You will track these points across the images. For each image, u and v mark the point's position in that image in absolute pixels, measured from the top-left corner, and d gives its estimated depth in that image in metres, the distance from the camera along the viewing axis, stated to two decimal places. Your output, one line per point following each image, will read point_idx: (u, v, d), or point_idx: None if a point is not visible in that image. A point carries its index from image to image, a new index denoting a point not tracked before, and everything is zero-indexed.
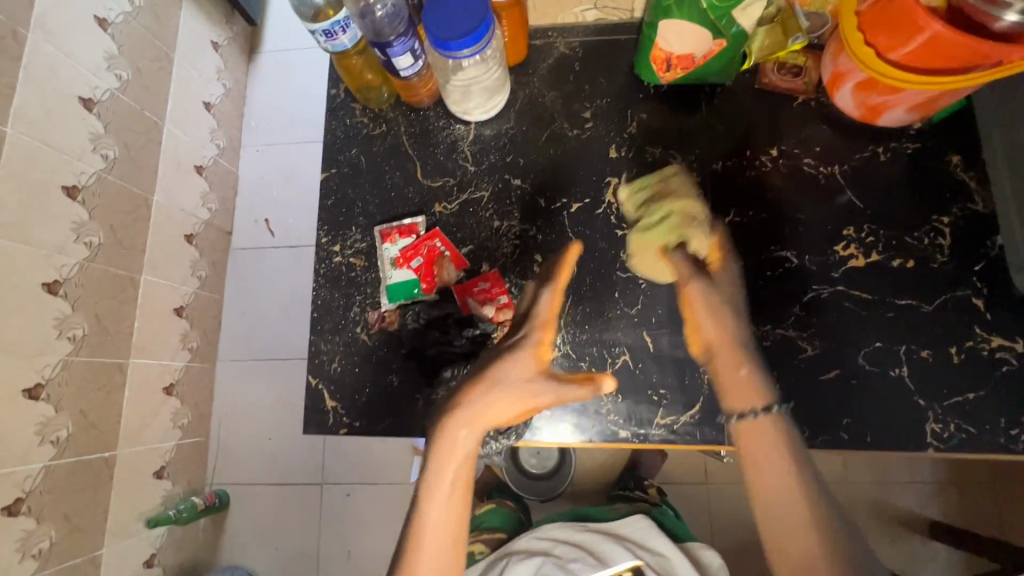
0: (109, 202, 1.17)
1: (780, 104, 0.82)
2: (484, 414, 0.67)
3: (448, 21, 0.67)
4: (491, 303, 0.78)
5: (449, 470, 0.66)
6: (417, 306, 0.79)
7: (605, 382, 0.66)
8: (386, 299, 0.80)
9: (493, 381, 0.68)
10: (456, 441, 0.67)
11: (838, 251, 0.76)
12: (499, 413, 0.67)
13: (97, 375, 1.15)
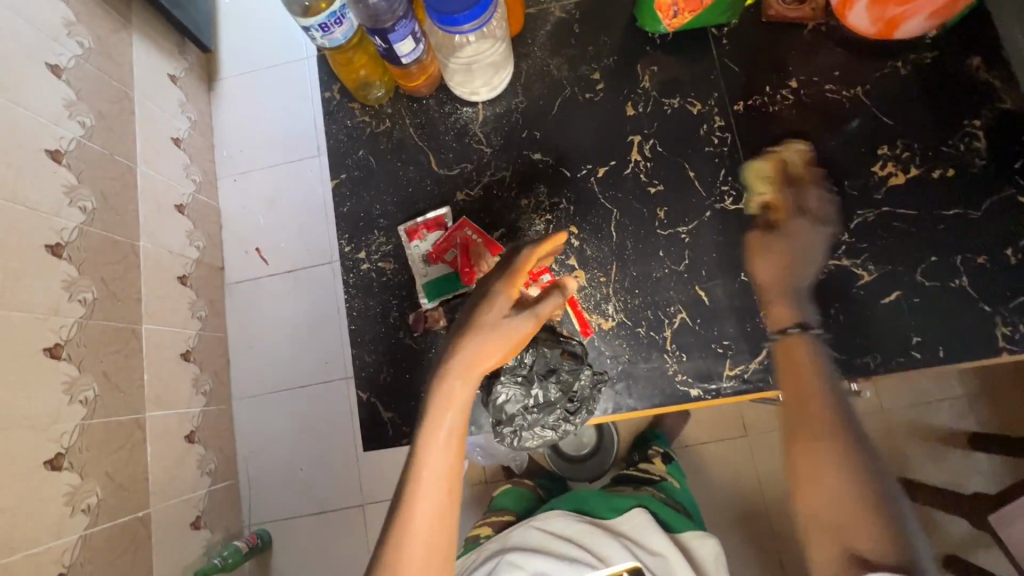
0: (95, 254, 1.11)
1: (792, 35, 0.80)
2: (464, 367, 0.61)
3: None
4: (535, 283, 0.76)
5: (434, 443, 0.59)
6: (461, 300, 0.77)
7: (571, 284, 0.69)
8: (425, 298, 0.77)
9: (479, 330, 0.62)
10: (440, 403, 0.60)
11: (876, 172, 0.74)
12: (488, 356, 0.61)
13: (117, 434, 1.10)
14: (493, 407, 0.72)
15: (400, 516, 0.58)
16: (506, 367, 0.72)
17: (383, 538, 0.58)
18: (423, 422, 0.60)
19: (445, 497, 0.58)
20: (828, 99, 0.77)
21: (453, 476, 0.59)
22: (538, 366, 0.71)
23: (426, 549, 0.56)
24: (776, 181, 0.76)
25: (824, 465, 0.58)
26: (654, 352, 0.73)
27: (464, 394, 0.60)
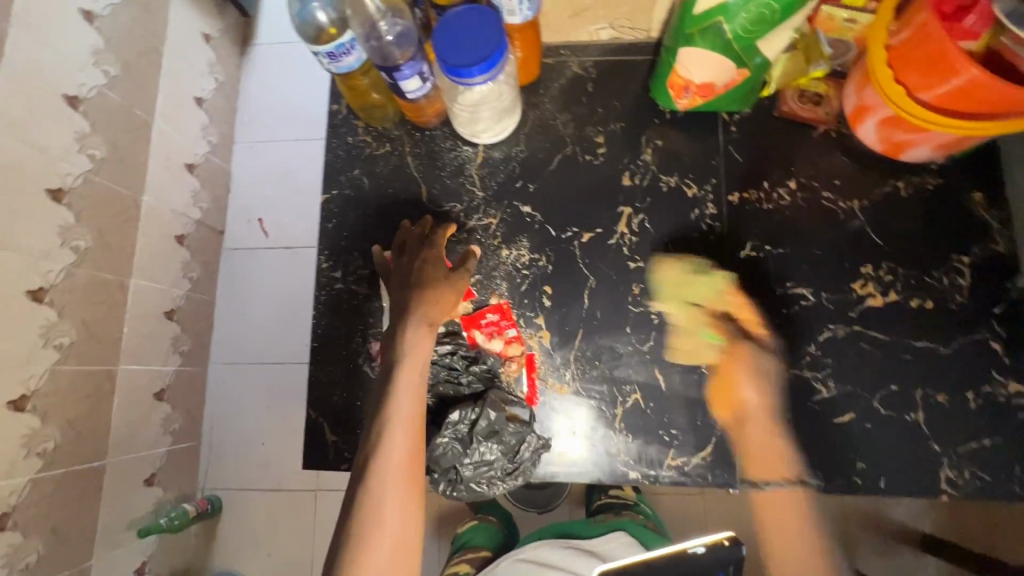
0: (93, 205, 1.13)
1: (800, 134, 0.79)
2: (427, 316, 0.70)
3: (459, 44, 0.64)
4: (499, 337, 0.75)
5: (408, 379, 0.67)
6: None
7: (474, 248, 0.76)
8: None
9: (432, 284, 0.71)
10: (411, 346, 0.69)
11: (855, 289, 0.74)
12: (438, 308, 0.71)
13: (85, 383, 1.14)
14: (430, 457, 0.72)
15: (377, 445, 0.64)
16: (450, 420, 0.72)
17: (359, 470, 0.64)
18: (396, 362, 0.68)
19: (413, 425, 0.65)
20: (823, 206, 0.77)
21: (421, 407, 0.67)
22: (481, 425, 0.72)
23: (401, 473, 0.63)
24: (754, 279, 0.75)
25: (794, 540, 0.63)
26: (600, 426, 0.73)
27: (430, 337, 0.70)
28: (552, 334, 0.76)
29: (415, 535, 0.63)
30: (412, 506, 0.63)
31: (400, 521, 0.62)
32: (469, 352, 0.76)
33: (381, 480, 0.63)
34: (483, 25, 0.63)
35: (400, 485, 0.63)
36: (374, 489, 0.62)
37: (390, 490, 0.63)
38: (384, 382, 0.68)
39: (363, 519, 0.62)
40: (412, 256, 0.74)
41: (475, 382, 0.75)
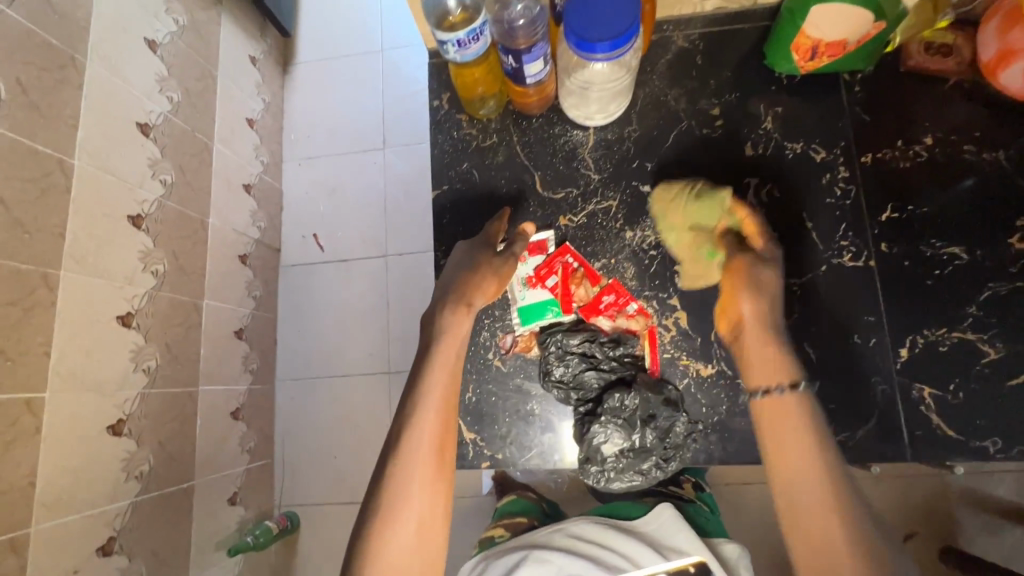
0: (171, 227, 1.25)
1: (931, 88, 0.76)
2: (466, 293, 0.67)
3: (594, 19, 0.62)
4: (622, 315, 0.74)
5: (442, 357, 0.64)
6: (556, 330, 0.74)
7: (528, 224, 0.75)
8: (519, 321, 0.75)
9: (477, 267, 0.70)
10: (447, 325, 0.66)
11: (1012, 243, 0.70)
12: (481, 286, 0.68)
13: (170, 406, 1.22)
14: (589, 449, 0.71)
15: (405, 422, 0.62)
16: (606, 409, 0.72)
17: (387, 447, 0.62)
18: (431, 340, 0.65)
19: (444, 405, 0.62)
20: (965, 160, 0.73)
21: (454, 386, 0.64)
22: (639, 411, 0.71)
23: (429, 452, 0.61)
24: (900, 242, 0.72)
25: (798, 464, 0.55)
26: None
27: (468, 317, 0.67)
28: (689, 315, 0.73)
29: (440, 519, 0.60)
30: (437, 485, 0.60)
31: (424, 503, 0.59)
32: (606, 338, 0.74)
33: (409, 459, 0.60)
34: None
35: (427, 464, 0.60)
36: (399, 468, 0.60)
37: (417, 469, 0.60)
38: (417, 360, 0.65)
39: (388, 500, 0.59)
40: (471, 249, 0.73)
41: (619, 368, 0.74)
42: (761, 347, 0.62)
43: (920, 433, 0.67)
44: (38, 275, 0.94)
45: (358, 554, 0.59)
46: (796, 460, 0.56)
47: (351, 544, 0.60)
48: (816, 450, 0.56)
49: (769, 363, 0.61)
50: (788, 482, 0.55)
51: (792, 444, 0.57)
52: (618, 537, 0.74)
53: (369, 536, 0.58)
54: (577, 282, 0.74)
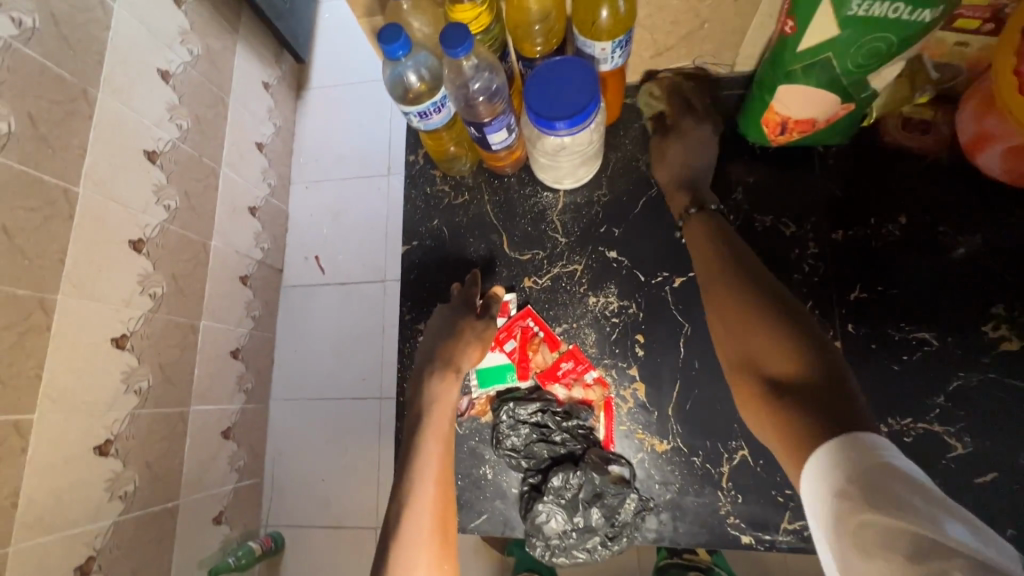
0: (172, 252, 1.28)
1: (907, 165, 0.74)
2: (453, 360, 0.68)
3: (552, 99, 0.62)
4: (578, 384, 0.73)
5: (434, 429, 0.63)
6: (512, 396, 0.74)
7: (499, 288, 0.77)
8: (476, 382, 0.75)
9: (460, 333, 0.70)
10: (436, 393, 0.66)
11: (986, 332, 0.67)
12: (465, 354, 0.69)
13: (160, 427, 1.25)
14: (530, 521, 0.71)
15: (402, 505, 0.58)
16: (550, 485, 0.70)
17: (387, 537, 0.58)
18: (422, 410, 0.65)
19: (441, 480, 0.60)
20: (940, 241, 0.71)
21: (448, 459, 0.62)
22: (583, 489, 0.70)
23: (431, 535, 0.57)
24: (866, 323, 0.70)
25: (722, 304, 0.59)
26: (706, 487, 0.68)
27: (456, 383, 0.67)
28: (647, 386, 0.72)
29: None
30: (442, 563, 0.56)
31: None
32: (559, 409, 0.73)
33: (412, 546, 0.56)
34: (573, 70, 0.62)
35: (430, 548, 0.56)
36: (402, 557, 0.56)
37: (420, 556, 0.56)
38: (408, 437, 0.64)
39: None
40: (452, 312, 0.73)
41: (570, 442, 0.72)
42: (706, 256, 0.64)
43: None
44: (34, 300, 0.97)
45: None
46: (744, 325, 0.57)
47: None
48: (730, 276, 0.60)
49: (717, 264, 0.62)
50: (745, 353, 0.56)
51: (740, 326, 0.57)
52: None
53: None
54: (535, 347, 0.75)
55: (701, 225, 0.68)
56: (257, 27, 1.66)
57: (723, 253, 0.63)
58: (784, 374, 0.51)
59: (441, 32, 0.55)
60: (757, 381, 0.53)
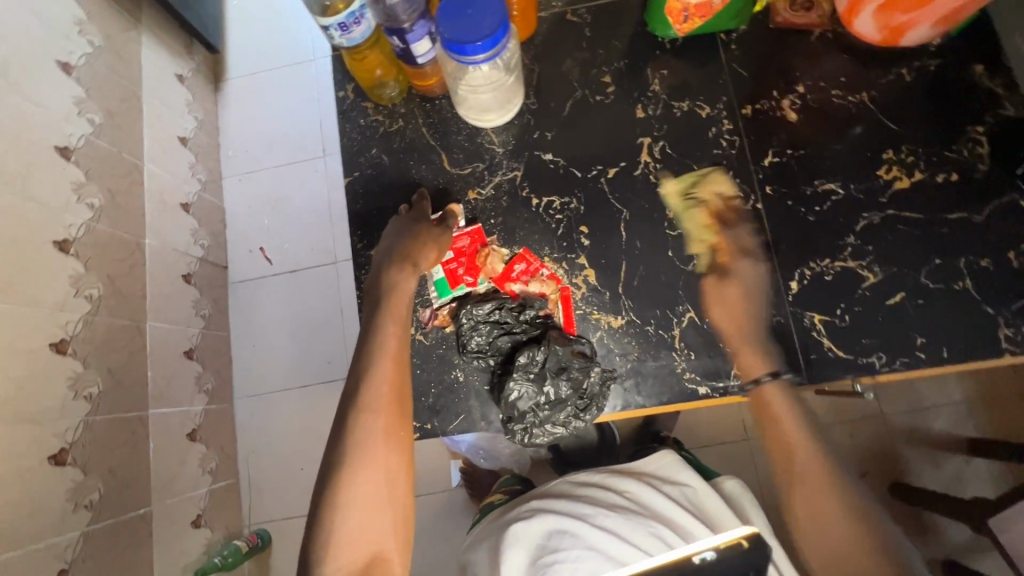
0: (103, 251, 1.22)
1: (797, 42, 0.81)
2: (411, 252, 0.70)
3: (461, 24, 0.65)
4: (534, 279, 0.76)
5: (392, 312, 0.65)
6: (468, 302, 0.77)
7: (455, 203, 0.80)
8: (435, 294, 0.77)
9: (417, 236, 0.73)
10: (393, 281, 0.68)
11: (881, 176, 0.76)
12: (425, 251, 0.71)
13: (119, 431, 1.20)
14: (505, 403, 0.74)
15: (361, 376, 0.60)
16: (518, 364, 0.73)
17: (344, 406, 0.59)
18: (381, 295, 0.67)
19: (399, 354, 0.62)
20: (834, 103, 0.79)
21: (407, 339, 0.64)
22: (549, 363, 0.73)
23: (389, 401, 0.59)
24: (782, 183, 0.77)
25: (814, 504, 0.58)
26: (662, 350, 0.74)
27: (414, 276, 0.69)
28: (597, 272, 0.77)
29: (407, 471, 0.58)
30: (395, 429, 0.59)
31: (385, 451, 0.57)
32: (513, 304, 0.76)
33: (369, 410, 0.58)
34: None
35: (390, 413, 0.59)
36: (360, 420, 0.58)
37: (378, 420, 0.58)
38: (365, 319, 0.65)
39: (350, 455, 0.56)
40: (408, 222, 0.75)
41: (530, 328, 0.76)
42: (792, 430, 0.62)
43: (813, 357, 0.72)
44: None
45: (320, 520, 0.54)
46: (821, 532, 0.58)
47: (309, 513, 0.56)
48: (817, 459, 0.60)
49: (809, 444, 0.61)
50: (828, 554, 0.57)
51: (826, 533, 0.57)
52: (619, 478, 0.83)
53: (333, 496, 0.55)
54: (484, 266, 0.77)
55: (780, 387, 0.65)
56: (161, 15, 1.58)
57: (809, 439, 0.62)
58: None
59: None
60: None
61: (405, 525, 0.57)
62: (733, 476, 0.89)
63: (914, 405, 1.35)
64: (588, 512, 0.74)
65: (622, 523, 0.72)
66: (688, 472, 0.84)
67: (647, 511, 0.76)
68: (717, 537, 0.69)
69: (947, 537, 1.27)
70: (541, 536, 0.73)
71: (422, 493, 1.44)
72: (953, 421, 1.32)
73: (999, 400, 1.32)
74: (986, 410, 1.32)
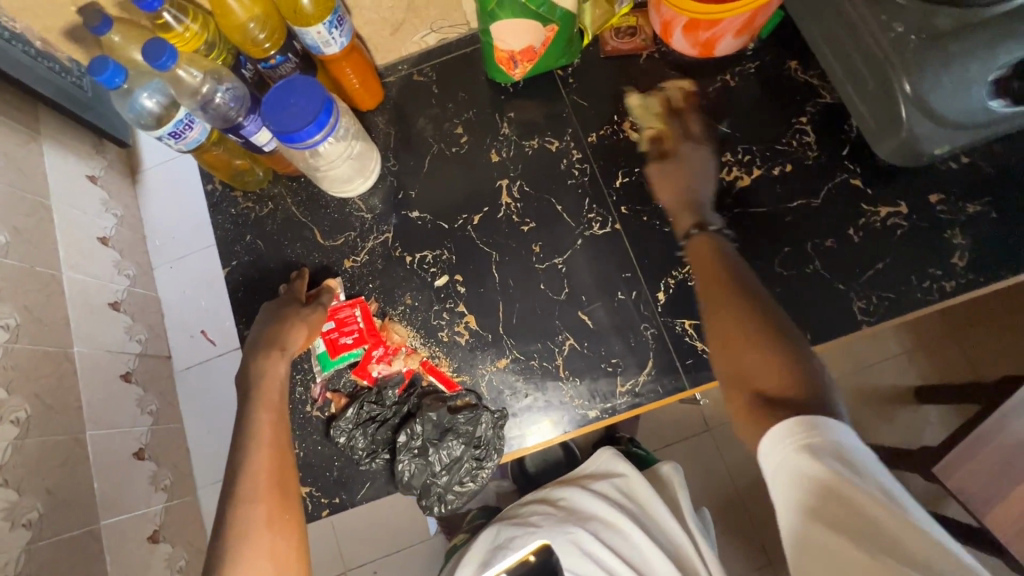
0: (24, 368, 1.06)
1: (628, 66, 0.86)
2: (283, 337, 0.73)
3: (285, 115, 0.67)
4: (397, 357, 0.78)
5: (263, 403, 0.69)
6: (364, 398, 0.77)
7: (332, 280, 0.82)
8: (319, 367, 0.78)
9: (288, 319, 0.75)
10: (262, 370, 0.71)
11: (724, 177, 0.80)
12: (291, 334, 0.73)
13: (67, 552, 1.05)
14: (402, 484, 0.76)
15: (238, 470, 0.65)
16: (399, 443, 0.75)
17: (223, 502, 0.63)
18: (252, 388, 0.70)
19: (275, 444, 0.68)
20: (671, 117, 0.84)
21: (282, 425, 0.70)
22: (428, 432, 0.75)
23: (269, 489, 0.64)
24: (635, 201, 0.81)
25: (726, 331, 0.64)
26: (549, 381, 0.76)
27: (283, 359, 0.73)
28: (476, 316, 0.79)
29: (296, 551, 0.63)
30: (277, 516, 0.63)
31: (269, 540, 0.62)
32: (394, 381, 0.78)
33: (249, 501, 0.63)
34: (299, 84, 0.67)
35: (271, 500, 0.64)
36: (242, 513, 0.62)
37: (260, 508, 0.63)
38: (239, 413, 0.69)
39: (233, 552, 0.60)
40: (279, 306, 0.77)
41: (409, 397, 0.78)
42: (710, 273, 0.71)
43: (691, 361, 0.75)
44: None
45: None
46: (737, 353, 0.62)
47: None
48: (736, 285, 0.68)
49: (726, 284, 0.68)
50: (741, 371, 0.60)
51: (738, 358, 0.61)
52: (557, 490, 0.90)
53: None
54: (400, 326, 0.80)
55: (707, 245, 0.74)
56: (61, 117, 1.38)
57: (726, 271, 0.70)
58: (773, 387, 0.57)
59: (144, 48, 0.60)
60: (746, 393, 0.59)
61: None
62: (671, 459, 0.93)
63: (854, 367, 1.39)
64: (512, 536, 0.85)
65: (539, 541, 0.82)
66: (618, 468, 0.89)
67: (573, 518, 0.84)
68: (522, 560, 0.82)
69: (913, 488, 1.30)
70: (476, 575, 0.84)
71: (398, 550, 1.41)
72: (895, 374, 1.37)
73: (933, 346, 1.37)
74: (925, 357, 1.37)
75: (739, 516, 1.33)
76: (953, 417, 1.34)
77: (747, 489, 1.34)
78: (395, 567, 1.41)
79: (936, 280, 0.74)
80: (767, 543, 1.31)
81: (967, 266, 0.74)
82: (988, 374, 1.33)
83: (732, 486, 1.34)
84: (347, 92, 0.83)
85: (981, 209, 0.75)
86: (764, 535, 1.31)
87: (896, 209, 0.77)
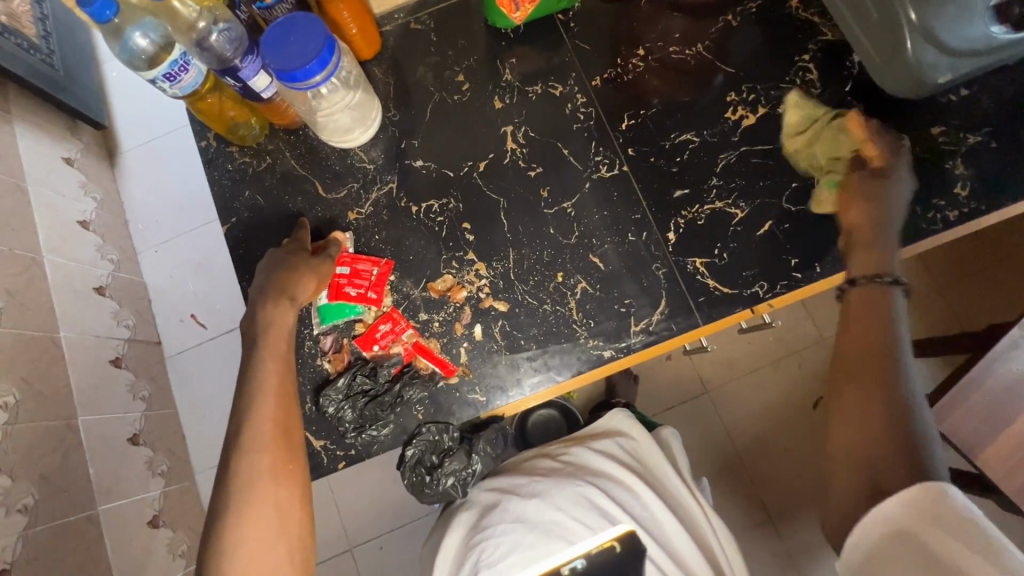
0: (6, 357, 0.97)
1: (628, 9, 0.85)
2: (291, 285, 0.72)
3: (284, 51, 0.64)
4: (397, 342, 0.77)
5: (270, 350, 0.69)
6: (364, 364, 0.76)
7: (338, 232, 0.80)
8: (319, 320, 0.77)
9: (295, 266, 0.73)
10: (273, 320, 0.70)
11: (729, 117, 0.80)
12: (298, 283, 0.72)
13: (66, 539, 0.98)
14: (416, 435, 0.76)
15: (244, 419, 0.64)
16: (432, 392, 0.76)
17: (233, 451, 0.63)
18: (258, 335, 0.70)
19: (281, 392, 0.66)
20: (674, 59, 0.83)
21: (289, 374, 0.69)
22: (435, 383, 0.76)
23: (274, 439, 0.63)
24: (642, 143, 0.81)
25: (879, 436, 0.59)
26: (562, 328, 0.76)
27: (293, 309, 0.72)
28: (486, 263, 0.78)
29: (298, 502, 0.63)
30: (282, 470, 0.63)
31: (273, 490, 0.61)
32: (394, 359, 0.77)
33: (255, 450, 0.62)
34: (297, 21, 0.65)
35: (276, 450, 0.63)
36: (243, 462, 0.62)
37: (264, 459, 0.62)
38: (245, 362, 0.69)
39: (236, 497, 0.60)
40: (287, 252, 0.76)
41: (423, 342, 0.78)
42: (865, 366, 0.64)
43: (703, 299, 0.75)
44: None
45: (212, 562, 0.59)
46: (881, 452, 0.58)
47: (205, 553, 0.60)
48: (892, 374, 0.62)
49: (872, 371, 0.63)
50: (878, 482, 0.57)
51: (871, 454, 0.59)
52: (567, 444, 0.87)
53: (223, 538, 0.59)
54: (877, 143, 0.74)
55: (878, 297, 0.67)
56: (30, 96, 1.27)
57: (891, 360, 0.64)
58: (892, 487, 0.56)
59: None
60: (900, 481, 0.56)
61: (302, 553, 0.62)
62: (671, 424, 0.93)
63: None
64: (518, 484, 0.80)
65: (548, 488, 0.77)
66: (640, 431, 0.85)
67: (581, 472, 0.80)
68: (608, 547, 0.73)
69: None
70: (475, 521, 0.79)
71: (405, 522, 1.39)
72: None
73: (922, 300, 1.39)
74: (915, 310, 1.39)
75: (740, 474, 1.35)
76: (942, 366, 1.38)
77: (750, 443, 1.36)
78: (402, 539, 1.39)
79: (940, 210, 0.75)
80: (768, 499, 1.33)
81: (969, 195, 0.75)
82: (975, 324, 1.37)
83: (733, 441, 1.36)
84: (343, 39, 0.81)
85: (981, 139, 0.76)
86: (766, 492, 1.33)
87: (899, 143, 0.77)
